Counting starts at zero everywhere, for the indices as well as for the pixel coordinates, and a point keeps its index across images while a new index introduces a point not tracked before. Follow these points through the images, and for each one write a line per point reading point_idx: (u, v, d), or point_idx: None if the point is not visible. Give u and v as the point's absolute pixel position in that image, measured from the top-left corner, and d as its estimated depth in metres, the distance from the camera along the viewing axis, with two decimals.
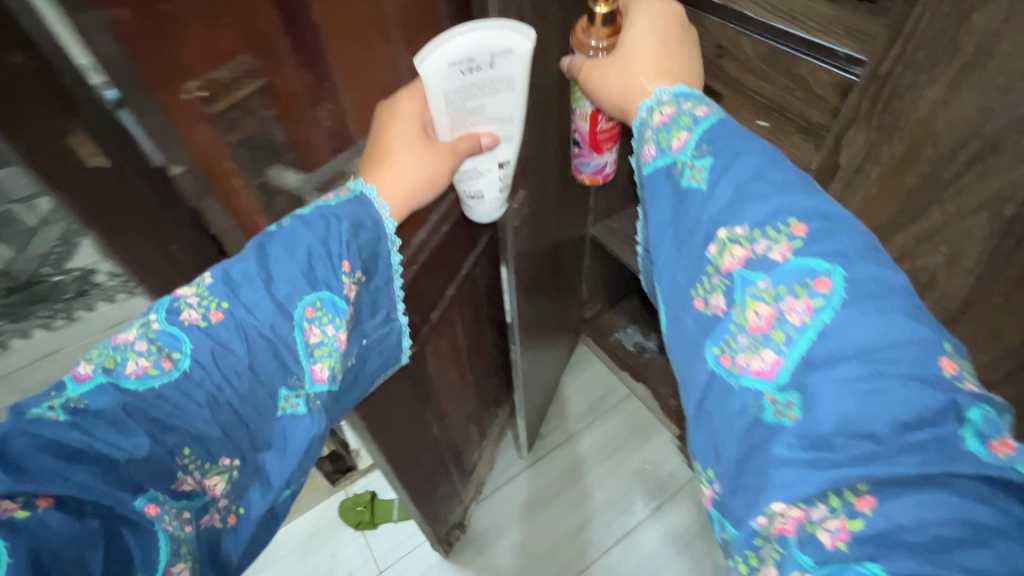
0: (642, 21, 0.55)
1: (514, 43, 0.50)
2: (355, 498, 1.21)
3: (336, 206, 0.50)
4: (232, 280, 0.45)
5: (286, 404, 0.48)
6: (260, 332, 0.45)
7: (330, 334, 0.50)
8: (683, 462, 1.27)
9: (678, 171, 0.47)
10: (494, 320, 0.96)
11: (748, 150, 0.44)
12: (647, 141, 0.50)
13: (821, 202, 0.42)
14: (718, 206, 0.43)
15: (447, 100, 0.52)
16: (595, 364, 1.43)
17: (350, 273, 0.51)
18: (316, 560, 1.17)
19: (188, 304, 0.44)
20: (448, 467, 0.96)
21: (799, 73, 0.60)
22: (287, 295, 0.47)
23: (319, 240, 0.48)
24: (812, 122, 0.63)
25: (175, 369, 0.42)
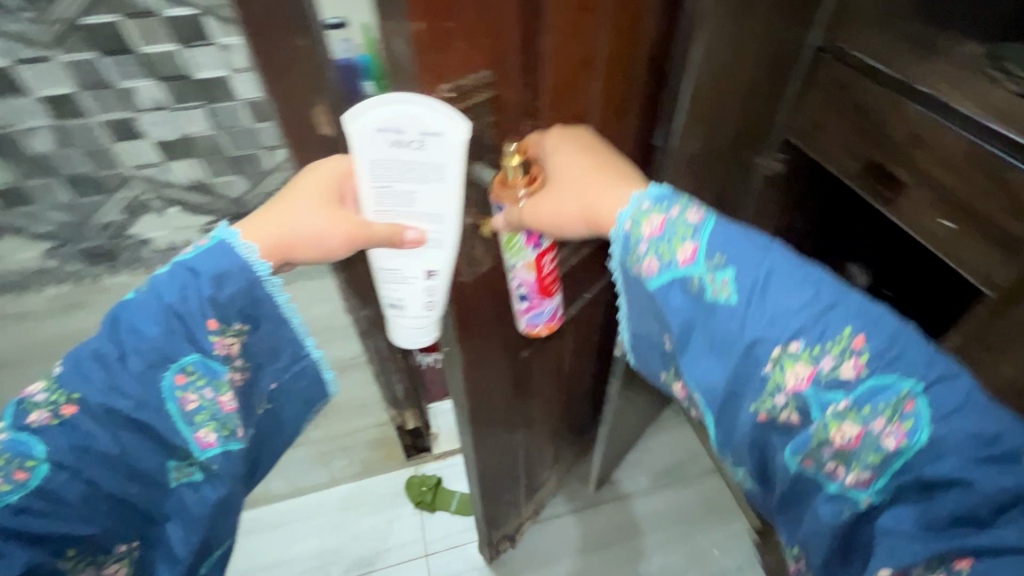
0: (569, 143, 0.54)
1: (444, 126, 0.44)
2: (423, 478, 1.27)
3: (195, 260, 0.50)
4: (80, 369, 0.46)
5: (180, 473, 0.50)
6: (124, 416, 0.46)
7: (210, 395, 0.50)
8: (756, 558, 1.17)
9: (699, 288, 0.48)
10: (599, 349, 0.97)
11: (768, 262, 0.47)
12: (643, 255, 0.50)
13: (854, 304, 0.45)
14: (763, 326, 0.46)
15: (372, 168, 0.48)
16: (684, 426, 1.37)
17: (222, 329, 0.50)
18: (373, 521, 1.24)
19: (36, 403, 0.45)
20: (519, 476, 0.98)
21: (1006, 180, 0.55)
22: (148, 369, 0.47)
23: (177, 300, 0.48)
24: (1011, 235, 0.56)
25: (28, 481, 0.44)
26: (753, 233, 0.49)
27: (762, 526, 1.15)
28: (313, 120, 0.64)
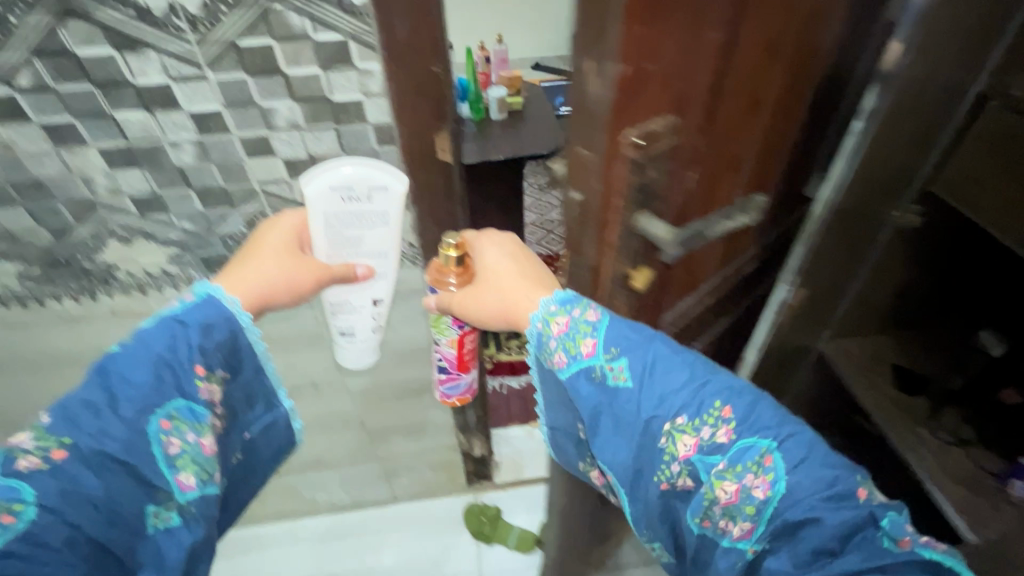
0: (492, 251, 0.64)
1: (388, 183, 0.59)
2: (482, 508, 1.24)
3: (184, 313, 0.53)
4: (69, 414, 0.46)
5: (157, 519, 0.48)
6: (113, 455, 0.45)
7: (192, 438, 0.50)
8: None
9: (601, 377, 0.56)
10: None
11: (650, 349, 0.54)
12: (557, 351, 0.58)
13: (721, 378, 0.53)
14: (653, 406, 0.52)
15: (326, 222, 0.59)
16: None
17: (207, 373, 0.52)
18: (428, 547, 1.21)
19: (25, 452, 0.43)
20: (593, 525, 0.92)
21: None
22: (140, 409, 0.47)
23: (165, 346, 0.50)
24: None
25: (14, 523, 0.41)
26: (640, 325, 0.57)
27: None
28: (434, 148, 0.64)
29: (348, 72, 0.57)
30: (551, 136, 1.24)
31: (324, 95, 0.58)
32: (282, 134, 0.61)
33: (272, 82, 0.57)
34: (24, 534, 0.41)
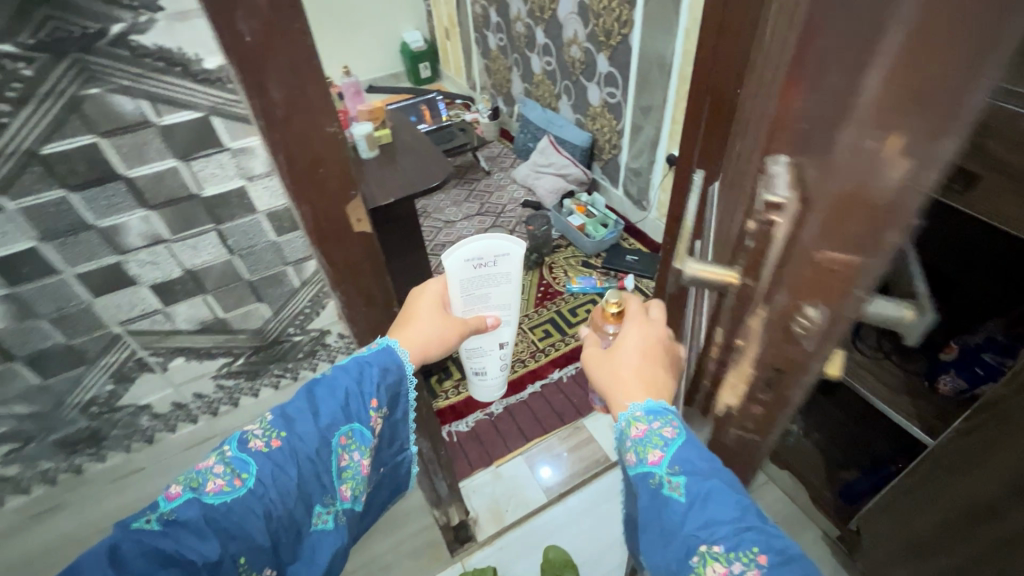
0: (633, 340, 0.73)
1: (510, 249, 0.77)
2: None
3: (369, 357, 0.72)
4: (290, 414, 0.66)
5: (319, 518, 0.68)
6: (307, 455, 0.65)
7: (353, 458, 0.70)
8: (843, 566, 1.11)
9: (655, 486, 0.53)
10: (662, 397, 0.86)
11: (715, 476, 0.51)
12: (627, 450, 0.57)
13: (770, 530, 0.50)
14: (697, 523, 0.49)
15: (463, 284, 0.79)
16: None
17: (377, 409, 0.71)
18: None
19: (257, 435, 0.63)
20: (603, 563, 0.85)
21: None
22: (330, 423, 0.66)
23: (353, 382, 0.69)
24: None
25: (241, 486, 0.60)
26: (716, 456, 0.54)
27: (841, 530, 1.09)
28: (347, 220, 0.52)
29: (218, 155, 0.49)
30: (435, 164, 1.14)
31: (192, 192, 0.51)
32: (139, 255, 0.52)
33: (108, 191, 0.48)
34: (244, 496, 0.60)
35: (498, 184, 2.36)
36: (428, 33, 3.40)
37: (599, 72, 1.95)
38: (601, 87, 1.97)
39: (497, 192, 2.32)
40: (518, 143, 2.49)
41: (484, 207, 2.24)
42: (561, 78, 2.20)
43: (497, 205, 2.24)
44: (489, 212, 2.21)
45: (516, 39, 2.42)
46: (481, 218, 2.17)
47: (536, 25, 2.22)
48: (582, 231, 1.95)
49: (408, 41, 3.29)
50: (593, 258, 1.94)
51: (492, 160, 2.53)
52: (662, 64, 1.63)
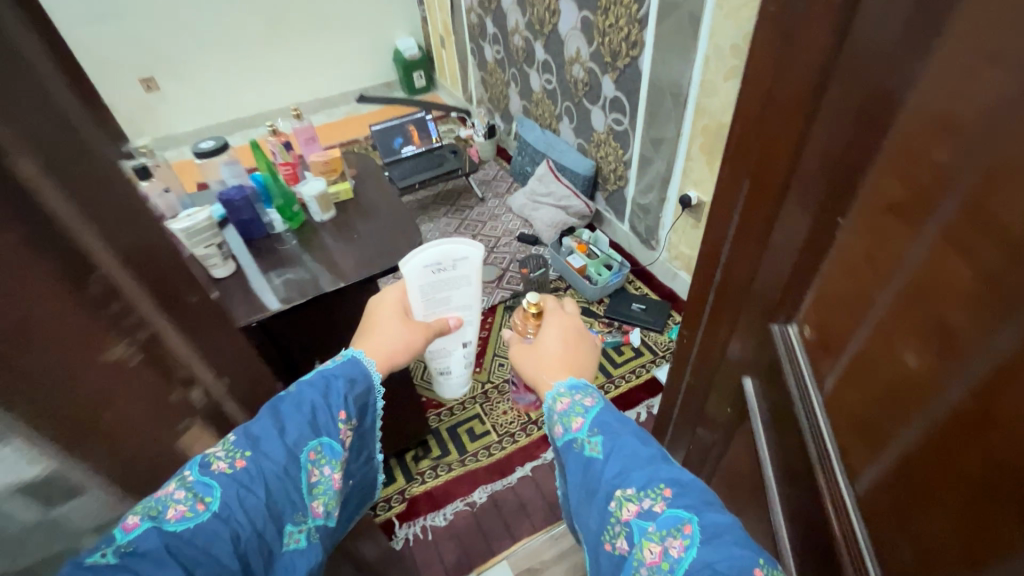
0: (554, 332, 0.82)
1: (469, 252, 0.78)
2: None
3: (334, 367, 0.60)
4: (254, 430, 0.49)
5: (290, 538, 0.50)
6: (276, 475, 0.50)
7: (327, 476, 0.55)
8: None
9: (579, 449, 0.61)
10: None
11: (624, 432, 0.60)
12: (556, 423, 0.65)
13: (676, 470, 0.55)
14: (612, 473, 0.56)
15: (419, 288, 0.79)
16: None
17: (346, 419, 0.59)
18: None
19: (216, 455, 0.46)
20: None
21: None
22: (301, 438, 0.52)
23: (319, 394, 0.57)
24: None
25: (206, 510, 0.45)
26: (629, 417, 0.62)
27: None
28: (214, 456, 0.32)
29: None
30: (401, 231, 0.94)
31: None
32: None
33: None
34: (208, 524, 0.44)
35: (492, 213, 2.15)
36: (422, 40, 3.20)
37: (603, 95, 1.74)
38: (606, 113, 1.76)
39: (491, 222, 2.11)
40: (515, 166, 2.28)
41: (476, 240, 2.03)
42: (561, 99, 1.98)
43: (490, 237, 2.04)
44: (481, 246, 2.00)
45: (513, 52, 2.21)
46: None
47: (534, 39, 2.01)
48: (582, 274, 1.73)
49: (401, 48, 3.08)
50: (595, 304, 1.73)
51: (486, 184, 2.32)
52: (674, 91, 1.42)
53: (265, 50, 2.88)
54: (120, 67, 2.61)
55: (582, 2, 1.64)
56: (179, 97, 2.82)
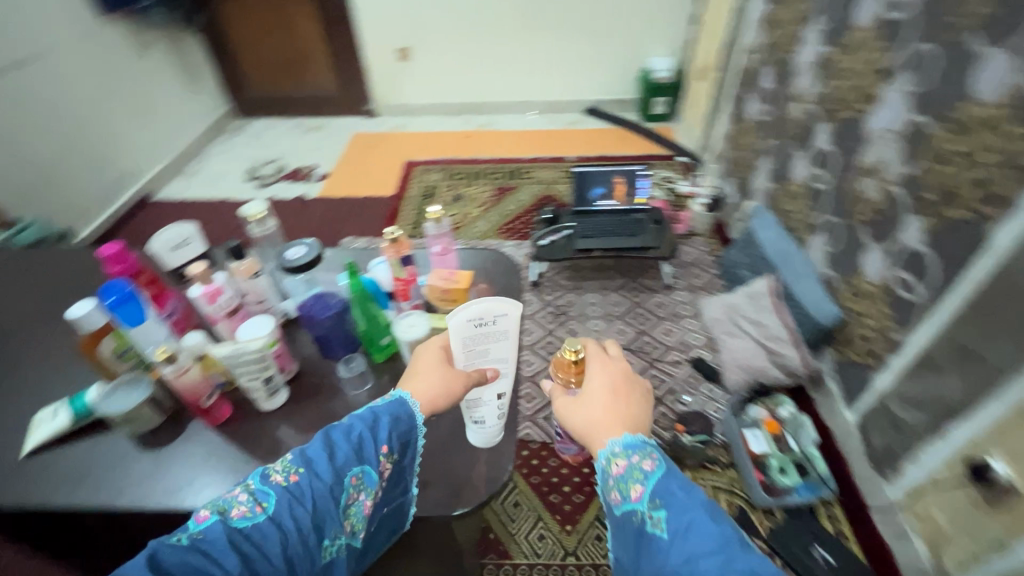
0: (598, 376, 0.73)
1: (510, 307, 0.69)
2: None
3: (381, 405, 0.65)
4: (307, 455, 0.59)
5: (330, 555, 0.56)
6: (322, 493, 0.57)
7: (363, 503, 0.61)
8: None
9: (639, 522, 0.60)
10: None
11: (690, 505, 0.57)
12: (612, 488, 0.64)
13: (753, 560, 0.52)
14: (676, 559, 0.54)
15: (463, 342, 0.70)
16: None
17: (388, 453, 0.63)
18: None
19: (275, 471, 0.57)
20: None
21: None
22: (346, 461, 0.59)
23: (367, 426, 0.63)
24: None
25: (262, 513, 0.54)
26: (693, 486, 0.60)
27: None
28: None
29: None
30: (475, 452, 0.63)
31: None
32: None
33: None
34: (262, 525, 0.53)
35: (673, 310, 1.73)
36: (680, 61, 2.75)
37: (896, 237, 1.16)
38: (890, 261, 1.17)
39: (668, 322, 1.70)
40: (726, 261, 1.78)
41: (640, 339, 1.65)
42: (826, 208, 1.42)
43: (658, 344, 1.63)
44: (642, 351, 1.61)
45: (783, 121, 1.67)
46: (627, 357, 1.60)
47: (821, 117, 1.45)
48: (756, 462, 1.25)
49: (652, 68, 2.69)
50: (758, 512, 1.24)
51: (682, 267, 1.88)
52: None
53: (513, 41, 2.75)
54: (385, 34, 2.73)
55: (923, 101, 1.07)
56: (423, 70, 2.87)
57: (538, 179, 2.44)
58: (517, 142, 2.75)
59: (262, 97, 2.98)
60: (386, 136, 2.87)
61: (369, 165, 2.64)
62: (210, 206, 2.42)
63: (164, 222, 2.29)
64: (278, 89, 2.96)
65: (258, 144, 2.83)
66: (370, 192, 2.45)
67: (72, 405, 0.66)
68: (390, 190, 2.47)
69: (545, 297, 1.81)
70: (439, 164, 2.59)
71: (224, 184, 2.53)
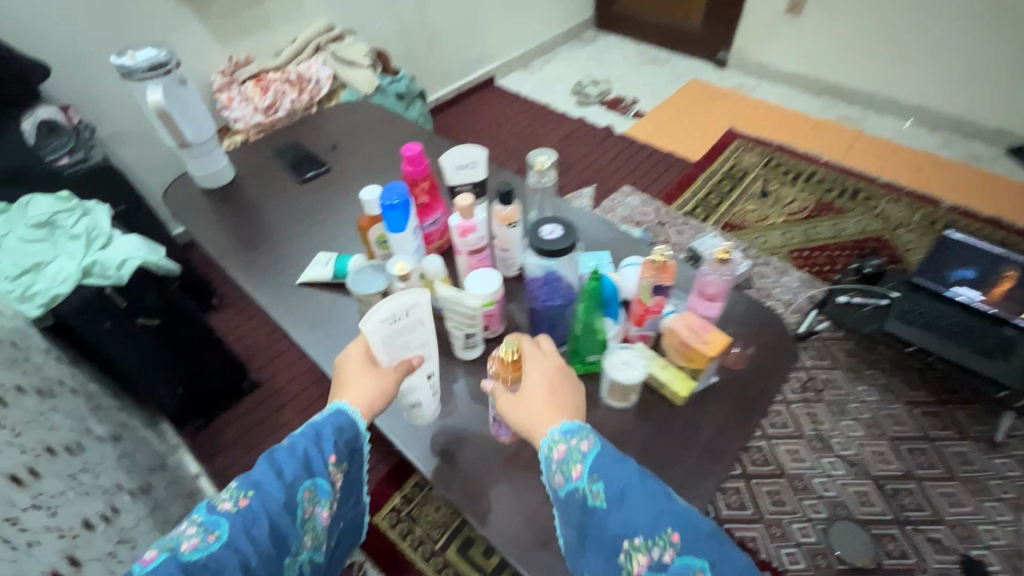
0: (537, 374, 0.62)
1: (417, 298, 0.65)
2: None
3: (322, 420, 0.65)
4: (253, 478, 0.60)
5: (290, 560, 0.60)
6: (275, 510, 0.58)
7: (318, 515, 0.63)
8: None
9: (581, 498, 0.55)
10: None
11: (622, 473, 0.54)
12: (553, 475, 0.58)
13: (682, 510, 0.51)
14: (618, 526, 0.51)
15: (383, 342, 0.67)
16: None
17: (335, 463, 0.65)
18: None
19: (222, 498, 0.58)
20: None
21: None
22: (295, 477, 0.61)
23: (309, 443, 0.64)
24: None
25: (213, 542, 0.55)
26: (626, 456, 0.57)
27: None
28: None
29: None
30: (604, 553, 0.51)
31: None
32: None
33: None
34: (218, 551, 0.54)
35: (975, 478, 1.22)
36: None
37: None
38: None
39: (958, 487, 1.21)
40: None
41: (901, 482, 1.22)
42: None
43: (924, 503, 1.19)
44: (897, 498, 1.20)
45: None
46: (866, 491, 1.21)
47: None
48: None
49: None
50: None
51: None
52: None
53: (958, 24, 2.02)
54: None
55: None
56: (809, 31, 2.37)
57: (881, 213, 1.88)
58: (878, 157, 2.14)
59: (625, 14, 2.90)
60: (723, 94, 2.54)
61: (688, 119, 2.40)
62: (532, 106, 2.57)
63: (492, 107, 2.54)
64: (642, 11, 2.83)
65: (598, 60, 2.82)
66: (675, 148, 2.25)
67: (337, 264, 0.79)
68: (696, 154, 2.22)
69: (807, 360, 1.46)
70: (765, 147, 2.21)
71: (551, 90, 2.63)
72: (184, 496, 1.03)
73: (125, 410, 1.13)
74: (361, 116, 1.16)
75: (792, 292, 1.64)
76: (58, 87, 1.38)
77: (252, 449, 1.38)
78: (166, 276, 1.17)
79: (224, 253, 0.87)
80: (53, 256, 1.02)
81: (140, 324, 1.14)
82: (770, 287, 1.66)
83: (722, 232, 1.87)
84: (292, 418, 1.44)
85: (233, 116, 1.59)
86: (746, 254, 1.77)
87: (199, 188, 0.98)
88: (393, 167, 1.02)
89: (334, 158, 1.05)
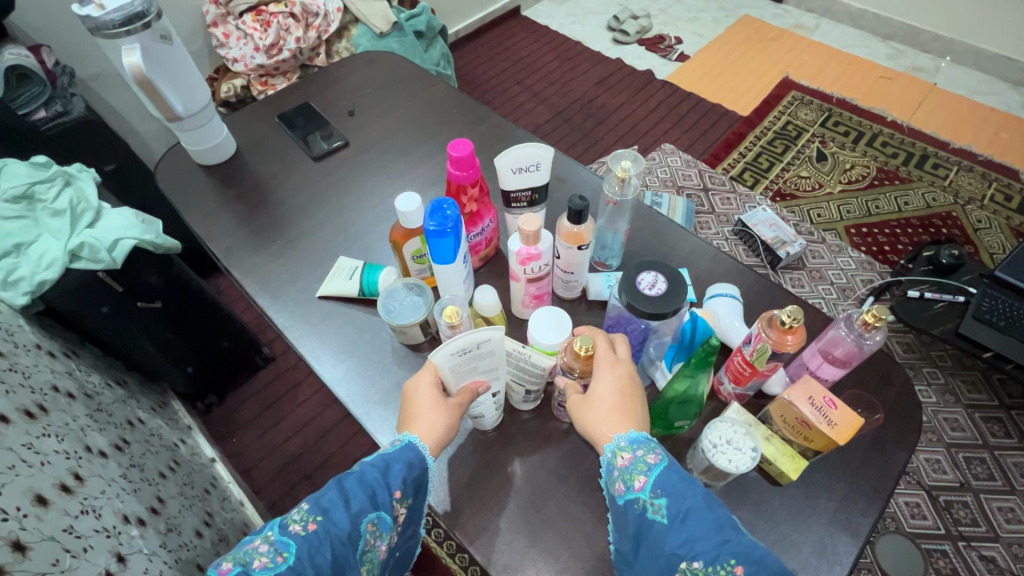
0: (608, 372, 0.53)
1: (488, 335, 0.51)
2: None
3: (391, 451, 0.53)
4: (323, 498, 0.48)
5: None
6: (339, 541, 0.46)
7: (379, 550, 0.50)
8: None
9: (639, 512, 0.46)
10: None
11: (692, 492, 0.45)
12: (610, 480, 0.49)
13: (755, 546, 0.42)
14: (676, 544, 0.43)
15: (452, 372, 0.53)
16: None
17: (401, 499, 0.51)
18: None
19: (294, 518, 0.47)
20: None
21: None
22: (362, 507, 0.48)
23: (377, 469, 0.51)
24: None
25: (282, 563, 0.44)
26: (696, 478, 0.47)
27: None
28: None
29: None
30: None
31: None
32: None
33: None
34: None
35: None
36: None
37: None
38: None
39: (1018, 502, 1.14)
40: None
41: (957, 494, 1.15)
42: None
43: (981, 520, 1.12)
44: (951, 512, 1.13)
45: None
46: (920, 504, 1.14)
47: None
48: None
49: None
50: None
51: None
52: None
53: None
54: None
55: None
56: None
57: (952, 184, 1.70)
58: (953, 116, 1.90)
59: None
60: (779, 34, 2.25)
61: (738, 64, 2.14)
62: (562, 42, 2.29)
63: (517, 43, 2.27)
64: None
65: None
66: (723, 99, 2.01)
67: (365, 278, 0.67)
68: (747, 107, 1.98)
69: None
70: (824, 102, 1.97)
71: (584, 25, 2.34)
72: (201, 495, 0.96)
73: (131, 398, 1.05)
74: (380, 71, 0.98)
75: (847, 275, 1.50)
76: (24, 19, 1.18)
77: (269, 429, 1.33)
78: (164, 253, 1.04)
79: (229, 249, 0.74)
80: (35, 236, 0.88)
81: (140, 308, 1.03)
82: (823, 268, 1.51)
83: (773, 202, 1.69)
84: (308, 397, 1.37)
85: (231, 56, 1.40)
86: (798, 229, 1.61)
87: (196, 164, 0.83)
88: (423, 143, 0.86)
89: (352, 128, 0.88)
